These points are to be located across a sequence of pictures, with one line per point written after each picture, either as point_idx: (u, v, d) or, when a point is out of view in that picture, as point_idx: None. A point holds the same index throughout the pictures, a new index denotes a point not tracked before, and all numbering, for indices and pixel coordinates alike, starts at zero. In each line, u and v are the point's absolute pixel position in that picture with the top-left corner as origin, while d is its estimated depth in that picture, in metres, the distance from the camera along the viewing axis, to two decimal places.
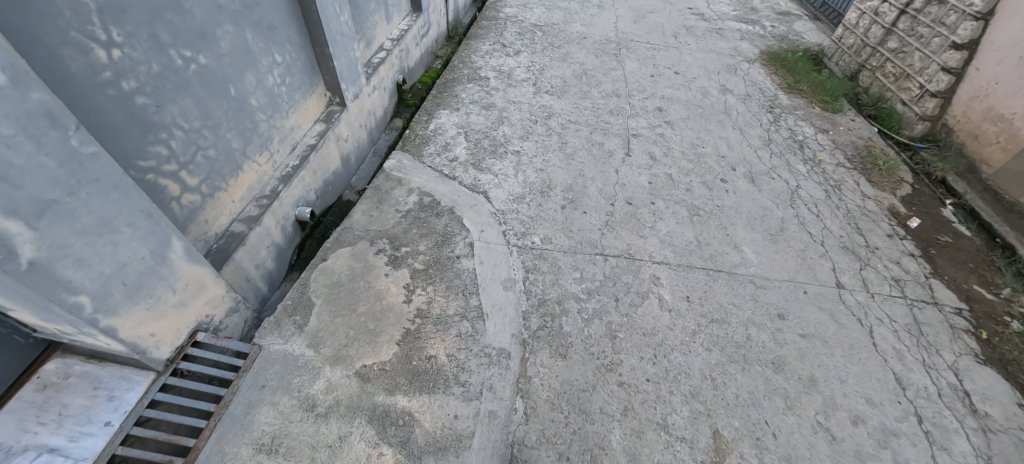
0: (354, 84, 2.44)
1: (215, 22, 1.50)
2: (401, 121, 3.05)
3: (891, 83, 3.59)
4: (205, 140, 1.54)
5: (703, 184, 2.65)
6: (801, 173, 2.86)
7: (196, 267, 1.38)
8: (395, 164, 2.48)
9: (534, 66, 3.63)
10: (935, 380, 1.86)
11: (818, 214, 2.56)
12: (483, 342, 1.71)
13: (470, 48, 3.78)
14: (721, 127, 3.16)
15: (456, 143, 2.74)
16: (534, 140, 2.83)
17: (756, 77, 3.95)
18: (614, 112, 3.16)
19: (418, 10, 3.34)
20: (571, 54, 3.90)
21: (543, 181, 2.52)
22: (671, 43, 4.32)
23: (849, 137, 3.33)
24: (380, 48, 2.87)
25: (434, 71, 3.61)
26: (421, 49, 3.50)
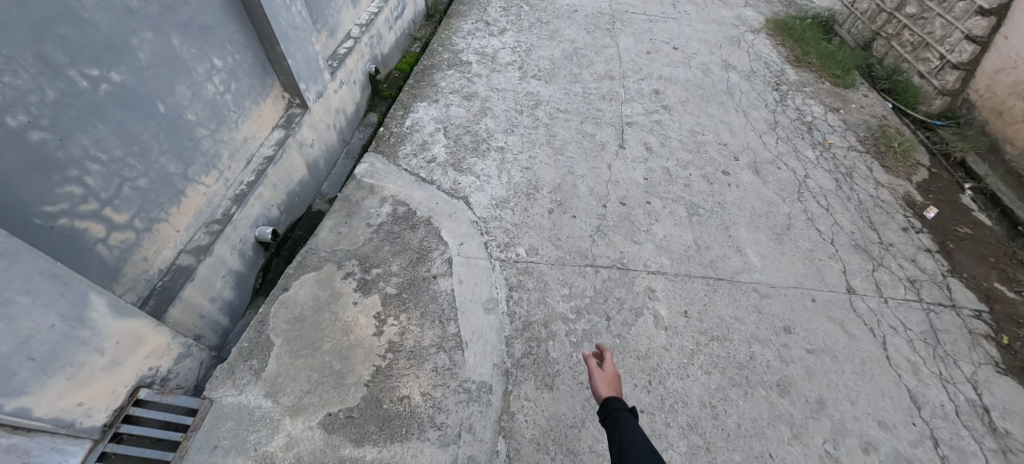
0: (317, 82, 2.21)
1: (128, 30, 1.29)
2: (377, 116, 2.84)
3: (908, 53, 3.36)
4: (131, 169, 1.36)
5: (703, 177, 2.45)
6: (809, 160, 2.65)
7: (127, 321, 1.23)
8: (367, 170, 2.28)
9: (519, 47, 3.36)
10: (952, 397, 1.72)
11: (827, 207, 2.37)
12: (462, 376, 1.56)
13: (451, 28, 3.51)
14: (722, 110, 2.93)
15: (434, 141, 2.53)
16: (520, 133, 2.62)
17: (761, 50, 3.67)
18: (606, 97, 2.93)
19: None
20: (560, 30, 3.61)
21: (528, 182, 2.32)
22: (669, 13, 4.01)
23: (861, 115, 3.10)
24: (348, 36, 2.62)
25: (412, 56, 3.37)
26: (396, 33, 3.23)
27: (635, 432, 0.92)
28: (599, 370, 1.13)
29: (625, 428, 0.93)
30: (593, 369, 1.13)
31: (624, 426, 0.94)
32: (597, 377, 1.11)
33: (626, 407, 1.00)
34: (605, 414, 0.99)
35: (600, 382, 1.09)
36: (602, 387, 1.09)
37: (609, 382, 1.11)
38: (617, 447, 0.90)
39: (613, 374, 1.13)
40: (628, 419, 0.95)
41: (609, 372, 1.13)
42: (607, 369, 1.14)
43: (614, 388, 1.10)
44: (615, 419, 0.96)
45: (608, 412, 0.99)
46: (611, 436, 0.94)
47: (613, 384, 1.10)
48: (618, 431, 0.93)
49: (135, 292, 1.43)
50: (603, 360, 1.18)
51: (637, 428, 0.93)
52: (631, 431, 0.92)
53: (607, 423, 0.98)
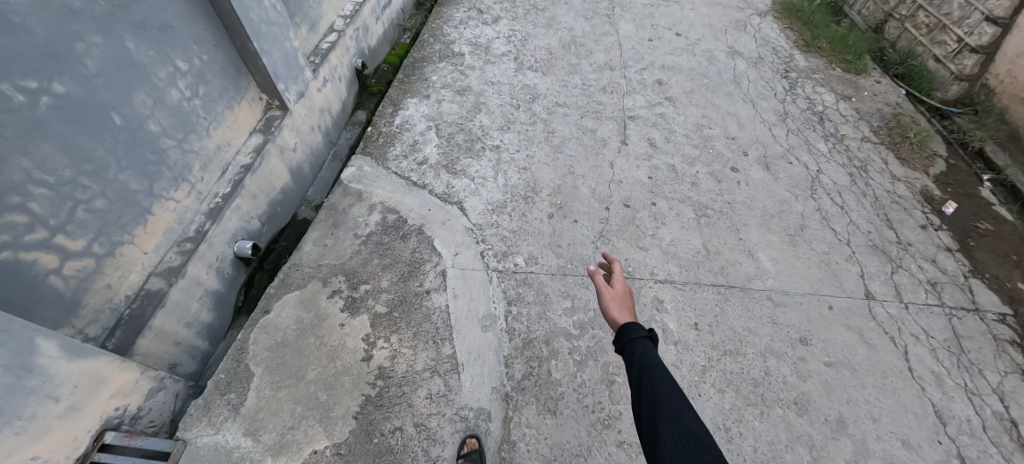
0: (298, 81, 2.06)
1: (72, 33, 1.14)
2: (365, 114, 2.69)
3: (923, 35, 3.19)
4: (85, 191, 1.23)
5: (711, 174, 2.31)
6: (821, 153, 2.52)
7: (85, 361, 1.12)
8: (354, 174, 2.15)
9: (514, 37, 3.20)
10: (978, 411, 1.63)
11: (842, 204, 2.25)
12: (458, 403, 1.46)
13: (442, 16, 3.35)
14: (729, 101, 2.78)
15: (425, 140, 2.38)
16: (516, 130, 2.47)
17: (768, 34, 3.51)
18: (607, 89, 2.77)
19: None
20: (557, 18, 3.44)
21: (526, 183, 2.19)
22: None
23: (875, 103, 2.95)
24: (331, 29, 2.45)
25: (402, 48, 3.22)
26: (384, 23, 3.06)
27: (655, 357, 0.93)
28: (607, 292, 1.12)
29: (645, 355, 0.93)
30: (602, 291, 1.11)
31: (644, 355, 0.94)
32: (607, 299, 1.09)
33: (644, 332, 0.99)
34: (622, 340, 0.99)
35: (612, 305, 1.07)
36: (613, 308, 1.08)
37: (620, 301, 1.10)
38: (638, 375, 0.91)
39: (623, 293, 1.11)
40: (646, 346, 0.95)
41: (619, 292, 1.12)
42: (618, 289, 1.12)
43: (625, 306, 1.09)
44: (633, 346, 0.96)
45: (625, 340, 0.98)
46: (631, 362, 0.95)
47: (624, 303, 1.10)
48: (637, 357, 0.93)
49: (99, 322, 1.31)
50: (612, 279, 1.16)
51: (655, 353, 0.94)
52: (650, 357, 0.92)
53: (624, 349, 0.99)
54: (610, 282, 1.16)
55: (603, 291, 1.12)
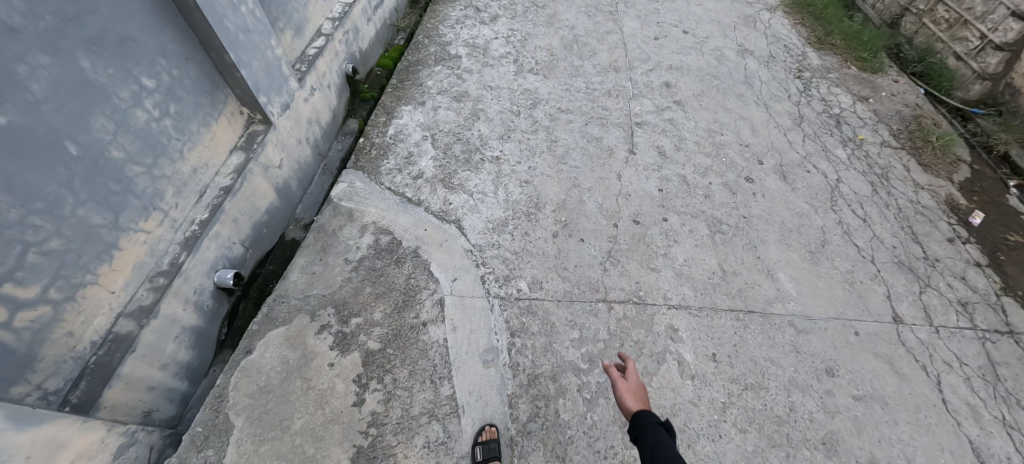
0: (282, 92, 1.92)
1: (13, 55, 1.00)
2: (357, 123, 2.55)
3: (943, 31, 3.06)
4: (36, 231, 1.09)
5: (725, 186, 2.17)
6: (840, 160, 2.38)
7: (35, 429, 1.00)
8: (344, 192, 2.01)
9: (513, 37, 3.05)
10: (1019, 447, 1.51)
11: (864, 217, 2.12)
12: (459, 451, 1.34)
13: (437, 15, 3.22)
14: (741, 104, 2.63)
15: (421, 151, 2.24)
16: (517, 139, 2.33)
17: (779, 30, 3.35)
18: (612, 93, 2.63)
19: None
20: (558, 16, 3.29)
21: (529, 198, 2.05)
22: None
23: (893, 104, 2.80)
24: (318, 33, 2.31)
25: (396, 49, 3.07)
26: (376, 25, 2.91)
27: (669, 445, 0.83)
28: (622, 382, 1.04)
29: (659, 443, 0.84)
30: (616, 379, 1.05)
31: (656, 441, 0.84)
32: (620, 388, 1.02)
33: (658, 417, 0.91)
34: (635, 427, 0.91)
35: (625, 394, 1.01)
36: (627, 398, 1.01)
37: (635, 393, 1.02)
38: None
39: (638, 388, 1.04)
40: (659, 432, 0.86)
41: (634, 384, 1.05)
42: (632, 380, 1.05)
43: (641, 399, 1.01)
44: (646, 431, 0.87)
45: (638, 427, 0.90)
46: (643, 449, 0.85)
47: (641, 396, 1.02)
48: (648, 445, 0.84)
49: (59, 374, 1.18)
50: (627, 371, 1.10)
51: (670, 443, 0.84)
52: (663, 445, 0.82)
53: (636, 436, 0.90)
54: (625, 373, 1.09)
55: (620, 384, 1.04)
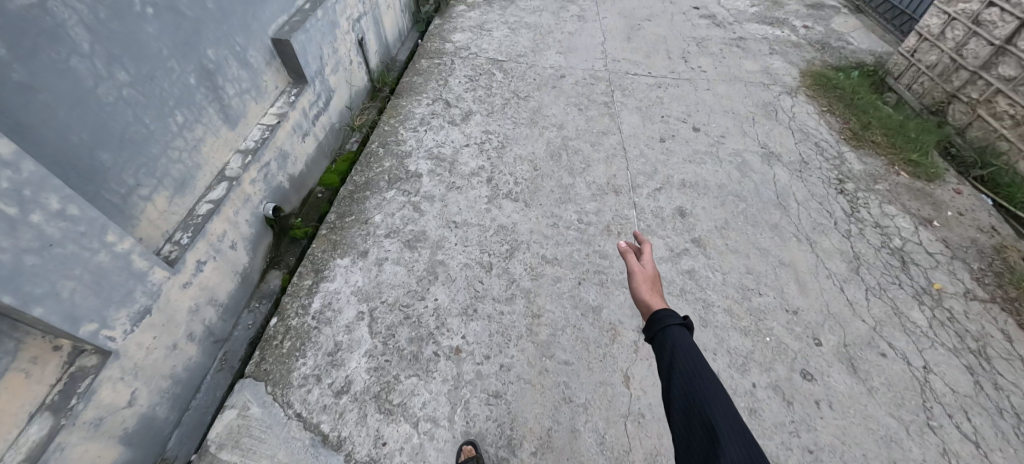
0: (136, 297, 1.33)
1: None
2: (281, 278, 1.96)
3: (1007, 128, 2.56)
4: None
5: (775, 389, 1.56)
6: (920, 330, 1.78)
7: None
8: (231, 431, 1.41)
9: (488, 143, 2.49)
10: None
11: (974, 437, 1.50)
12: None
13: (399, 113, 2.73)
14: (778, 239, 2.05)
15: (352, 341, 1.63)
16: (485, 313, 1.72)
17: (805, 121, 2.83)
18: (612, 229, 2.05)
19: (299, 85, 2.20)
20: (543, 111, 2.77)
21: (498, 428, 1.44)
22: (681, 73, 3.23)
23: (964, 228, 2.23)
24: (220, 176, 1.74)
25: (346, 159, 2.53)
26: (318, 137, 2.36)
27: (688, 346, 0.93)
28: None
29: (676, 342, 0.93)
30: (632, 272, 1.13)
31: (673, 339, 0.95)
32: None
33: (677, 318, 0.98)
34: (653, 328, 0.98)
35: (641, 287, 1.09)
36: (644, 290, 1.09)
37: (648, 283, 1.10)
38: (666, 366, 0.91)
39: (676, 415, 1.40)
40: (677, 330, 0.95)
41: (648, 272, 1.13)
42: (648, 274, 1.12)
43: (655, 288, 1.10)
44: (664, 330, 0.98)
45: (657, 327, 0.99)
46: (663, 351, 0.95)
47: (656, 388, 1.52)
48: (667, 344, 0.94)
49: None
50: (641, 260, 1.18)
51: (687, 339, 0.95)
52: (682, 345, 0.93)
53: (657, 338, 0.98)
54: (640, 261, 1.18)
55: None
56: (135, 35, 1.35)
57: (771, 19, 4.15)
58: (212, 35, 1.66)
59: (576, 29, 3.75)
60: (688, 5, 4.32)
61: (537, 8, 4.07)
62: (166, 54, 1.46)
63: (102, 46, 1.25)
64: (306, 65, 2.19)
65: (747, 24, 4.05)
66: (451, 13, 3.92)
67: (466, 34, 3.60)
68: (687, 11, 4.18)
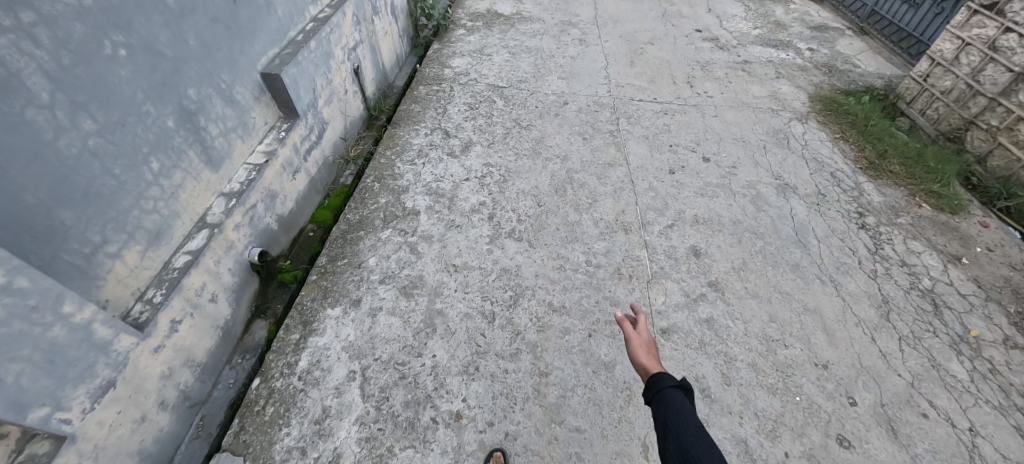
0: (97, 370, 1.18)
1: None
2: (267, 328, 1.82)
3: None
4: None
5: (808, 459, 1.41)
6: (961, 385, 1.64)
7: None
8: None
9: (490, 177, 2.37)
10: None
11: None
12: None
13: (396, 144, 2.61)
14: (801, 281, 1.91)
15: (342, 406, 1.48)
16: (488, 371, 1.58)
17: (819, 149, 2.73)
18: (623, 271, 1.91)
19: (290, 120, 2.09)
20: (546, 141, 2.66)
21: None
22: (687, 99, 3.14)
23: (996, 265, 2.10)
24: (201, 223, 1.61)
25: (340, 193, 2.41)
26: (310, 172, 2.24)
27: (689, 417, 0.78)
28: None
29: (673, 405, 0.80)
30: (628, 334, 0.98)
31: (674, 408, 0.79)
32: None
33: (674, 380, 0.85)
34: (649, 390, 0.85)
35: (637, 348, 0.94)
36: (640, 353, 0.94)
37: (643, 344, 0.96)
38: (660, 432, 0.78)
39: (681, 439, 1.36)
40: (674, 394, 0.82)
41: (645, 338, 0.97)
42: (642, 336, 0.98)
43: (653, 355, 0.95)
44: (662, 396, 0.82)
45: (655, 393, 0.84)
46: (658, 418, 0.81)
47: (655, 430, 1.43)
48: (661, 408, 0.81)
49: None
50: (637, 326, 1.02)
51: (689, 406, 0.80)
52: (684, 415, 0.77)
53: (652, 401, 0.85)
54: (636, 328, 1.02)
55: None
56: (105, 79, 1.23)
57: (774, 41, 4.09)
58: (194, 73, 1.55)
59: (577, 53, 3.67)
60: (690, 28, 4.26)
61: (537, 32, 4.01)
62: (140, 97, 1.35)
63: (65, 94, 1.14)
64: (297, 98, 2.07)
65: (751, 46, 3.98)
66: (450, 38, 3.85)
67: (466, 60, 3.52)
68: (689, 34, 4.12)
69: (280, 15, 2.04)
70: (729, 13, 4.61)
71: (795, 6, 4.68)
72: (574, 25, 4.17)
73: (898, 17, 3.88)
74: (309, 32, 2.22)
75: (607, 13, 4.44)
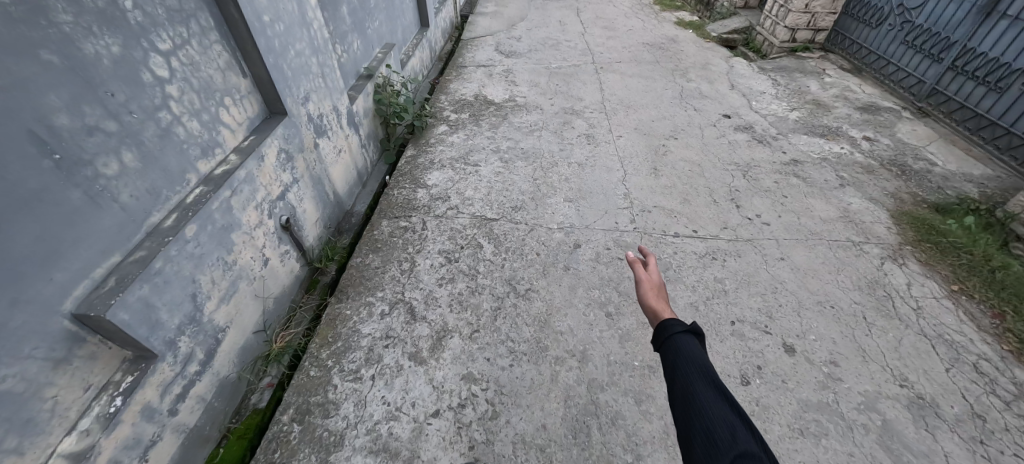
0: None
1: None
2: None
3: None
4: None
5: None
6: None
7: None
8: None
9: (473, 408, 1.55)
10: None
11: None
12: None
13: (336, 336, 1.79)
14: None
15: None
16: None
17: (939, 319, 1.94)
18: None
19: (141, 365, 1.28)
20: (555, 321, 1.85)
21: None
22: (737, 226, 2.37)
23: None
24: None
25: (243, 435, 1.58)
26: (185, 426, 1.42)
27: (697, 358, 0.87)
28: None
29: (682, 351, 0.87)
30: (640, 278, 1.04)
31: (682, 350, 0.88)
32: (644, 288, 1.02)
33: (683, 326, 0.93)
34: (660, 336, 0.93)
35: (649, 293, 1.01)
36: (650, 297, 1.01)
37: None
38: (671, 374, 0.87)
39: (658, 282, 1.04)
40: (684, 340, 0.89)
41: (655, 281, 1.04)
42: (654, 279, 1.04)
43: (663, 296, 1.01)
44: (670, 340, 0.91)
45: (665, 334, 0.92)
46: (668, 359, 0.90)
47: (659, 293, 1.02)
48: (673, 355, 0.88)
49: None
50: (649, 269, 1.09)
51: (694, 347, 0.88)
52: (694, 358, 0.86)
53: (663, 347, 0.92)
54: (647, 272, 1.07)
55: None
56: None
57: (821, 127, 3.39)
58: None
59: (585, 156, 2.94)
60: (716, 112, 3.58)
61: (534, 125, 3.29)
62: None
63: None
64: (151, 332, 1.28)
65: (794, 136, 3.27)
66: (427, 138, 3.12)
67: (445, 172, 2.76)
68: (717, 121, 3.43)
69: (127, 200, 1.27)
70: (755, 90, 3.96)
71: (832, 80, 4.03)
72: (579, 113, 3.48)
73: (973, 99, 3.19)
74: (189, 206, 1.44)
75: (614, 95, 3.77)
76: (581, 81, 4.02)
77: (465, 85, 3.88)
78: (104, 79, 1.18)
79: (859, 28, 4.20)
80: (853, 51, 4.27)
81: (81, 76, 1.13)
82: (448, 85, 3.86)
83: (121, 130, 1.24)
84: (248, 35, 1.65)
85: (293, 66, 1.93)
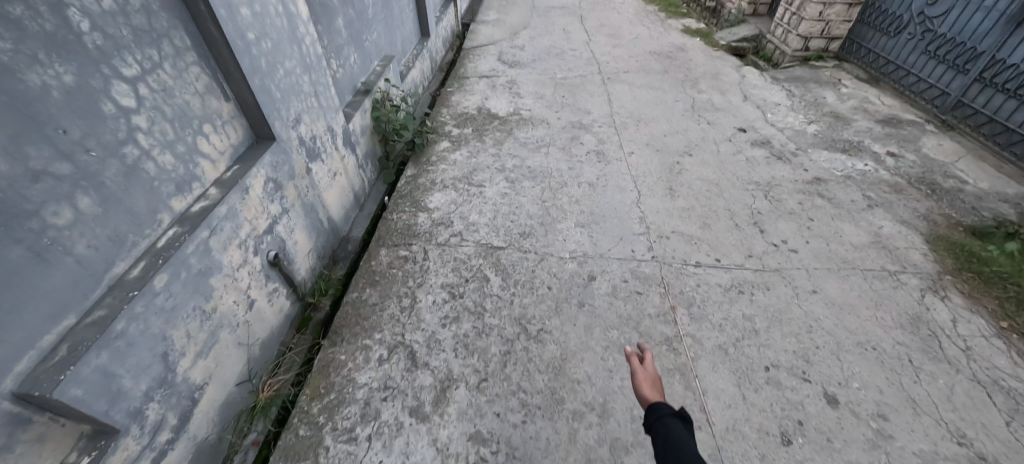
0: None
1: None
2: None
3: None
4: None
5: None
6: None
7: None
8: None
9: None
10: None
11: None
12: None
13: (329, 387, 1.61)
14: None
15: None
16: None
17: (992, 361, 1.77)
18: None
19: (100, 442, 1.11)
20: (570, 368, 1.68)
21: None
22: (763, 254, 2.20)
23: None
24: None
25: None
26: None
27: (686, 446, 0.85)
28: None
29: (673, 434, 0.88)
30: (635, 369, 1.06)
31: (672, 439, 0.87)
32: (638, 379, 1.04)
33: (672, 412, 0.93)
34: (650, 423, 0.93)
35: (642, 383, 1.03)
36: (645, 387, 1.02)
37: None
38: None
39: (654, 375, 1.05)
40: (673, 426, 0.89)
41: (650, 373, 1.05)
42: (648, 370, 1.06)
43: (657, 389, 1.02)
44: (660, 427, 0.91)
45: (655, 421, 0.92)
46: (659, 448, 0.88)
47: (655, 386, 1.03)
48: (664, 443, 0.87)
49: None
50: (646, 364, 1.09)
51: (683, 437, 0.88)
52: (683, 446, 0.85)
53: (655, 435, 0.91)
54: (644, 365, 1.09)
55: None
56: None
57: (842, 142, 3.23)
58: None
59: (596, 175, 2.77)
60: (730, 125, 3.42)
61: (541, 141, 3.13)
62: None
63: None
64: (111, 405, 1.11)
65: (815, 152, 3.10)
66: (429, 156, 2.95)
67: (448, 194, 2.59)
68: (732, 136, 3.26)
69: (83, 251, 1.10)
70: (770, 101, 3.80)
71: (849, 91, 3.87)
72: (587, 127, 3.32)
73: (1004, 113, 3.03)
74: (160, 252, 1.26)
75: (623, 108, 3.60)
76: (588, 92, 3.85)
77: (467, 98, 3.71)
78: (53, 115, 1.01)
79: (876, 37, 4.04)
80: (869, 60, 4.11)
81: (23, 112, 0.95)
82: (449, 97, 3.69)
83: (75, 171, 1.07)
84: (231, 55, 1.48)
85: (282, 87, 1.76)
